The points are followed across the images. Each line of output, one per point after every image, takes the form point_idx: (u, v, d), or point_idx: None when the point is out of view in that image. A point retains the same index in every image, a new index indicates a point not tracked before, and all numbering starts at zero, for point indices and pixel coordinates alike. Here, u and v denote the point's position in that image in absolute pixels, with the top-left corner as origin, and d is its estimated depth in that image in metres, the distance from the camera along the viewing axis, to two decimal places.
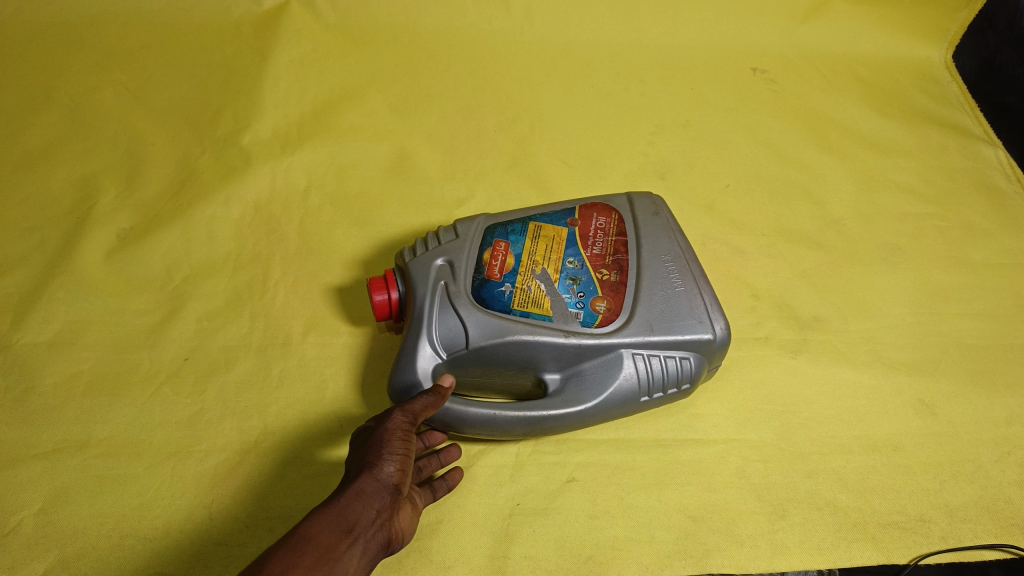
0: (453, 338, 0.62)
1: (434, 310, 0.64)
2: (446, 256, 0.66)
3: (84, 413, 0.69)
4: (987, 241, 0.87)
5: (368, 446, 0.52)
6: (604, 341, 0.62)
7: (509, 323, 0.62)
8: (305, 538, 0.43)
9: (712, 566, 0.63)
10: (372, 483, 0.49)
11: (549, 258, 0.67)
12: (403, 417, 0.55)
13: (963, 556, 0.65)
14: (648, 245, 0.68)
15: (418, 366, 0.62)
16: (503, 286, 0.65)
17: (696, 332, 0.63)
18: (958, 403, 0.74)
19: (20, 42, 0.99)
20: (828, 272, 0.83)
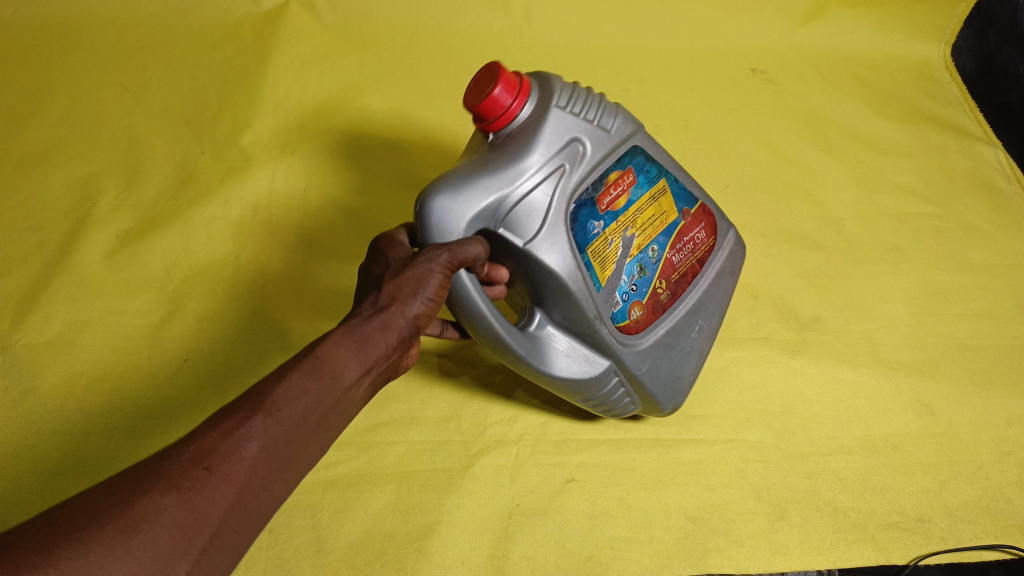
0: (529, 219, 0.55)
1: (537, 173, 0.55)
2: (587, 144, 0.57)
3: (83, 412, 0.69)
4: (987, 241, 0.87)
5: (402, 277, 0.52)
6: (610, 347, 0.61)
7: (576, 261, 0.57)
8: (318, 366, 0.46)
9: (711, 566, 0.63)
10: (393, 322, 0.51)
11: (645, 228, 0.62)
12: (446, 261, 0.52)
13: (963, 558, 0.64)
14: (702, 299, 0.66)
15: (484, 206, 0.54)
16: (597, 222, 0.58)
17: (667, 403, 0.65)
18: (958, 404, 0.74)
19: (20, 42, 0.99)
20: (828, 272, 0.83)
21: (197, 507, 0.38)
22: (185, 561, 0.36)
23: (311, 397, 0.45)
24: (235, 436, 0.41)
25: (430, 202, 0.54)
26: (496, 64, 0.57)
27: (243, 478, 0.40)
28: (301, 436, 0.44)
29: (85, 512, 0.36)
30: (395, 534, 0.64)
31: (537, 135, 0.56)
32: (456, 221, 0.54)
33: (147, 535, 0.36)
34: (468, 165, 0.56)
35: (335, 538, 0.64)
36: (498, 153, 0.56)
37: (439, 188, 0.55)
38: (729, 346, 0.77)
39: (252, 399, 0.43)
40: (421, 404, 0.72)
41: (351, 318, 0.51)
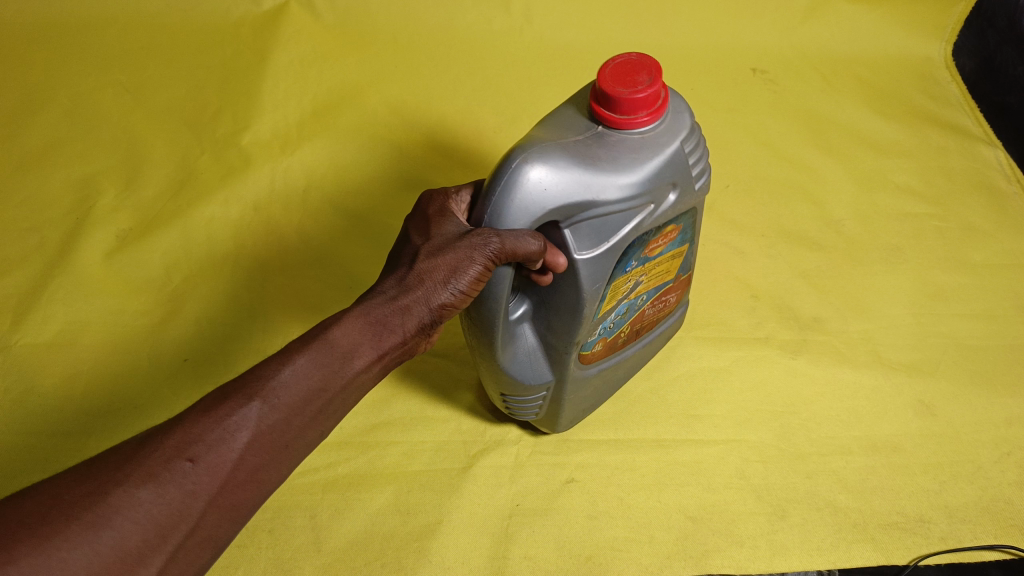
0: (597, 235, 0.53)
1: (632, 197, 0.52)
2: (674, 196, 0.55)
3: (82, 413, 0.69)
4: (987, 242, 0.87)
5: (436, 260, 0.50)
6: (566, 369, 0.60)
7: (601, 289, 0.55)
8: (325, 354, 0.47)
9: (712, 567, 0.63)
10: (413, 309, 0.50)
11: (652, 279, 0.61)
12: (490, 254, 0.49)
13: (962, 557, 0.64)
14: (642, 348, 0.69)
15: (572, 203, 0.50)
16: (633, 260, 0.57)
17: (564, 425, 0.68)
18: (958, 404, 0.74)
19: (20, 42, 0.99)
20: (828, 273, 0.83)
21: (175, 500, 0.41)
22: (158, 554, 0.40)
23: (311, 389, 0.46)
24: (226, 425, 0.43)
25: (529, 166, 0.49)
26: (658, 74, 0.52)
27: (227, 471, 0.43)
28: (295, 426, 0.46)
29: (63, 494, 0.40)
30: (395, 535, 0.64)
31: (653, 162, 0.52)
32: (541, 202, 0.50)
33: (119, 528, 0.39)
34: (577, 146, 0.51)
35: (334, 538, 0.64)
36: (608, 152, 0.52)
37: (542, 153, 0.50)
38: (729, 346, 0.77)
39: (249, 384, 0.45)
40: (422, 405, 0.72)
41: (374, 295, 0.51)
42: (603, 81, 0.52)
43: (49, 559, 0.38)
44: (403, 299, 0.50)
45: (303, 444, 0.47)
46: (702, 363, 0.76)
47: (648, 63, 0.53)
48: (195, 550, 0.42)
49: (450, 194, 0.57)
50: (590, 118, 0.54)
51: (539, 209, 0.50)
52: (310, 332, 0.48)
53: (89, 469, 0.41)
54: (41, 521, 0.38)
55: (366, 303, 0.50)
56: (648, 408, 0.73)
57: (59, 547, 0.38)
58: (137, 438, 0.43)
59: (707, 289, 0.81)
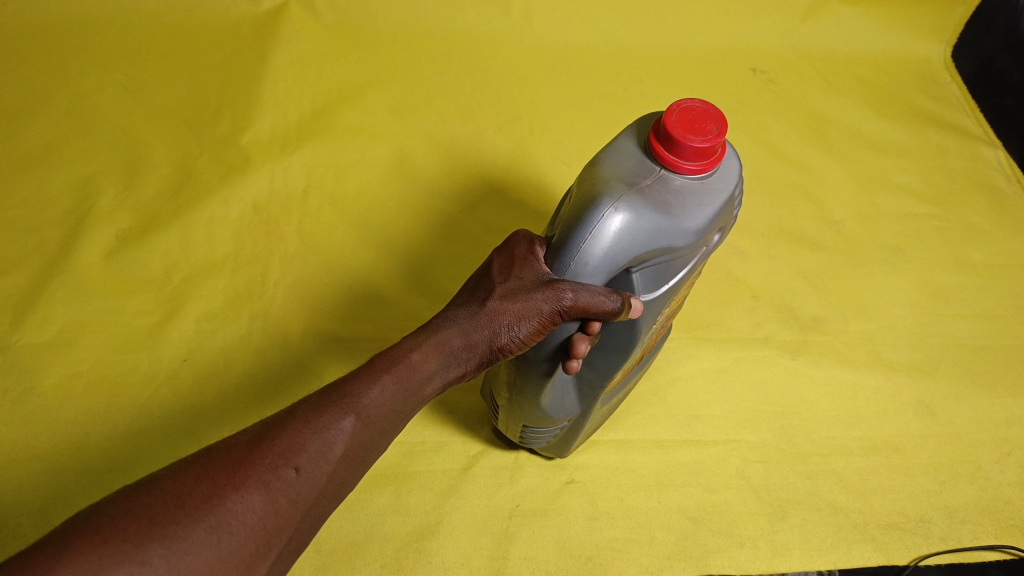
0: (660, 277, 0.50)
1: (701, 240, 0.49)
2: (721, 238, 0.54)
3: (82, 413, 0.69)
4: (987, 242, 0.87)
5: (509, 303, 0.49)
6: (596, 401, 0.59)
7: (648, 328, 0.54)
8: (404, 381, 0.47)
9: (712, 568, 0.63)
10: (481, 345, 0.50)
11: (674, 307, 0.59)
12: (561, 308, 0.47)
13: (963, 557, 0.64)
14: (638, 373, 0.67)
15: (649, 250, 0.47)
16: (675, 297, 0.55)
17: (571, 451, 0.67)
18: (958, 405, 0.74)
19: (19, 41, 0.99)
20: (828, 273, 0.83)
21: (281, 509, 0.40)
22: (265, 562, 0.39)
23: (389, 417, 0.46)
24: (325, 438, 0.43)
25: (613, 215, 0.45)
26: (721, 121, 0.48)
27: (321, 487, 0.42)
28: (376, 448, 0.45)
29: (185, 496, 0.38)
30: (395, 536, 0.64)
31: (723, 203, 0.49)
32: (623, 251, 0.46)
33: (235, 533, 0.38)
34: (652, 188, 0.47)
35: (333, 539, 0.63)
36: (679, 193, 0.48)
37: (624, 200, 0.46)
38: (730, 346, 0.77)
39: (343, 399, 0.44)
40: (421, 406, 0.71)
41: (446, 322, 0.50)
42: (664, 129, 0.47)
43: (175, 564, 0.36)
44: (477, 332, 0.49)
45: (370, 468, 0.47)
46: (702, 364, 0.75)
47: (713, 112, 0.49)
48: (283, 563, 0.42)
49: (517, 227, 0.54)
50: (649, 160, 0.49)
51: (619, 258, 0.47)
52: (387, 356, 0.48)
53: (204, 468, 0.39)
54: (170, 521, 0.36)
55: (442, 332, 0.49)
56: (647, 408, 0.72)
57: (189, 549, 0.36)
58: (239, 443, 0.41)
59: (707, 289, 0.81)
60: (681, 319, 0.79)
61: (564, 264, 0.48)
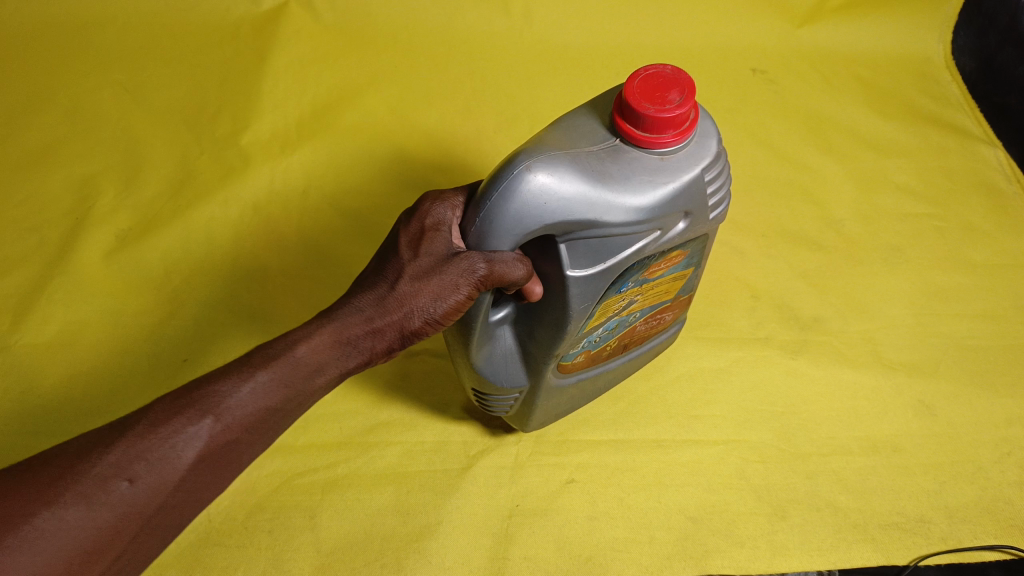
0: (594, 254, 0.51)
1: (638, 221, 0.50)
2: (687, 225, 0.54)
3: (83, 414, 0.69)
4: (987, 242, 0.87)
5: (419, 286, 0.50)
6: (540, 375, 0.60)
7: (591, 304, 0.54)
8: (287, 377, 0.48)
9: (712, 567, 0.63)
10: (386, 333, 0.50)
11: (647, 297, 0.60)
12: (478, 280, 0.50)
13: (963, 557, 0.64)
14: (626, 362, 0.69)
15: (575, 216, 0.48)
16: (631, 282, 0.56)
17: (533, 425, 0.67)
18: (958, 405, 0.74)
19: (20, 42, 0.99)
20: (828, 273, 0.83)
21: (121, 513, 0.43)
22: (99, 563, 0.43)
23: (266, 414, 0.47)
24: (175, 441, 0.45)
25: (540, 171, 0.47)
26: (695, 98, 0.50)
27: (170, 488, 0.44)
28: (246, 443, 0.48)
29: (14, 505, 0.41)
30: (395, 535, 0.64)
31: (666, 189, 0.50)
32: (543, 209, 0.48)
33: (60, 537, 0.41)
34: (593, 158, 0.50)
35: (334, 539, 0.64)
36: (625, 167, 0.50)
37: (554, 158, 0.48)
38: (729, 346, 0.77)
39: (211, 395, 0.46)
40: (421, 405, 0.71)
41: (352, 306, 0.51)
42: (630, 110, 0.49)
43: None
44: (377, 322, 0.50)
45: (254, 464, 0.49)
46: (702, 364, 0.75)
47: (687, 86, 0.50)
48: (128, 560, 0.45)
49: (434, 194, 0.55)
50: (621, 139, 0.51)
51: (538, 217, 0.48)
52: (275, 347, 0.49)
53: (39, 473, 0.43)
54: None
55: (339, 321, 0.50)
56: (646, 407, 0.72)
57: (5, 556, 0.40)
58: (85, 446, 0.44)
59: (707, 289, 0.81)
60: None
61: (481, 218, 0.49)
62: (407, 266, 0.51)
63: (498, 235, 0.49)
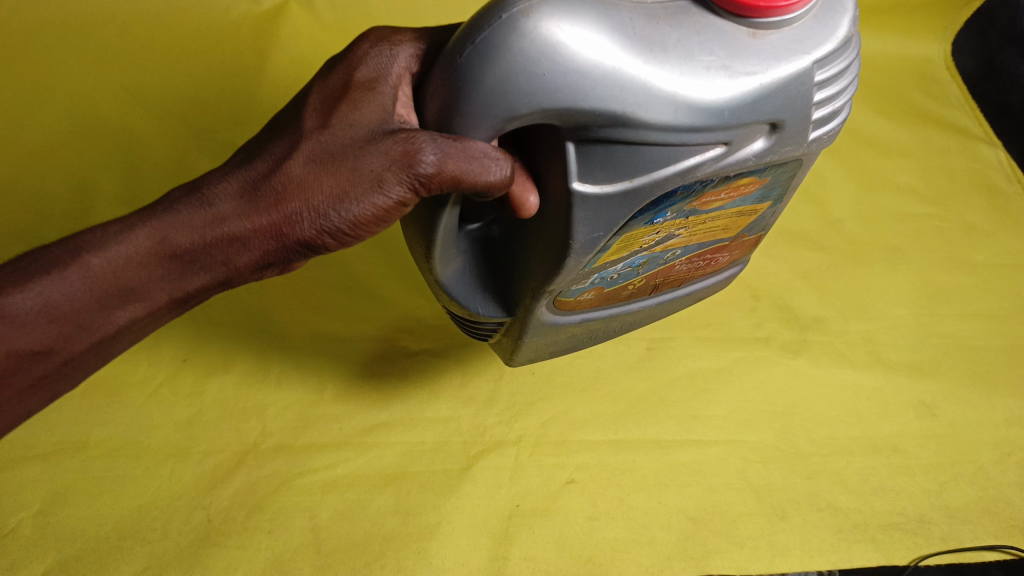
0: (614, 167, 0.45)
1: (689, 126, 0.44)
2: (757, 146, 0.49)
3: (83, 414, 0.69)
4: (987, 242, 0.87)
5: (316, 178, 0.44)
6: (523, 305, 0.56)
7: (603, 236, 0.49)
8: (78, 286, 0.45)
9: (712, 567, 0.63)
10: (255, 240, 0.44)
11: (694, 234, 0.56)
12: (410, 178, 0.43)
13: (963, 557, 0.65)
14: (656, 305, 0.64)
15: (593, 100, 0.42)
16: (668, 213, 0.51)
17: (518, 362, 0.64)
18: (958, 405, 0.74)
19: (19, 40, 0.99)
20: (828, 274, 0.83)
21: None
22: None
23: (79, 315, 0.45)
24: None
25: (557, 22, 0.40)
26: None
27: None
28: (58, 352, 0.46)
29: None
30: (394, 536, 0.64)
31: (738, 91, 0.44)
32: (547, 80, 0.41)
33: None
34: (643, 23, 0.43)
35: (333, 539, 0.64)
36: (687, 42, 0.43)
37: (580, 8, 0.41)
38: (730, 346, 0.76)
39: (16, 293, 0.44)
40: (420, 406, 0.71)
41: (219, 191, 0.45)
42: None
43: None
44: (219, 226, 0.44)
45: (50, 390, 0.48)
46: (702, 364, 0.75)
47: None
48: None
49: (383, 48, 0.48)
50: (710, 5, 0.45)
51: (537, 91, 0.41)
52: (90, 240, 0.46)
53: None
54: None
55: (183, 213, 0.45)
56: (648, 408, 0.72)
57: None
58: None
59: None
60: (681, 317, 0.78)
61: (450, 77, 0.42)
62: (301, 146, 0.45)
63: (479, 117, 0.43)
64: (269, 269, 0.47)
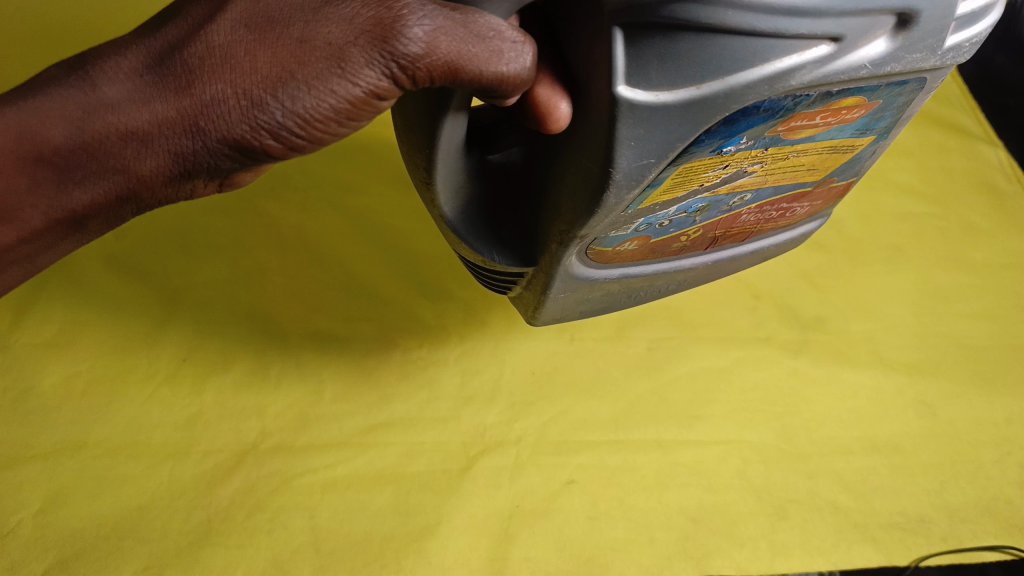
0: (677, 68, 0.40)
1: (788, 9, 0.39)
2: (869, 58, 0.44)
3: (82, 414, 0.69)
4: (988, 241, 0.87)
5: (239, 51, 0.38)
6: (547, 247, 0.54)
7: (654, 161, 0.44)
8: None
9: (712, 568, 0.63)
10: (161, 128, 0.39)
11: (770, 174, 0.53)
12: (384, 54, 0.39)
13: (963, 556, 0.65)
14: (710, 260, 0.64)
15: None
16: (742, 143, 0.47)
17: (542, 319, 0.62)
18: (958, 405, 0.74)
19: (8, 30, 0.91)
20: (830, 273, 0.82)
21: None
22: None
23: None
24: None
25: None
26: None
27: None
28: None
29: None
30: (394, 536, 0.64)
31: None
32: None
33: None
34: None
35: (334, 539, 0.64)
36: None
37: None
38: (730, 345, 0.76)
39: None
40: (420, 405, 0.71)
41: (115, 68, 0.39)
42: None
43: None
44: (121, 111, 0.39)
45: None
46: (702, 364, 0.74)
47: None
48: None
49: None
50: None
51: None
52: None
53: None
54: None
55: (64, 95, 0.39)
56: (648, 408, 0.72)
57: None
58: None
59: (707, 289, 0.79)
60: (681, 317, 0.77)
61: None
62: (226, 11, 0.39)
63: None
64: (188, 176, 0.41)
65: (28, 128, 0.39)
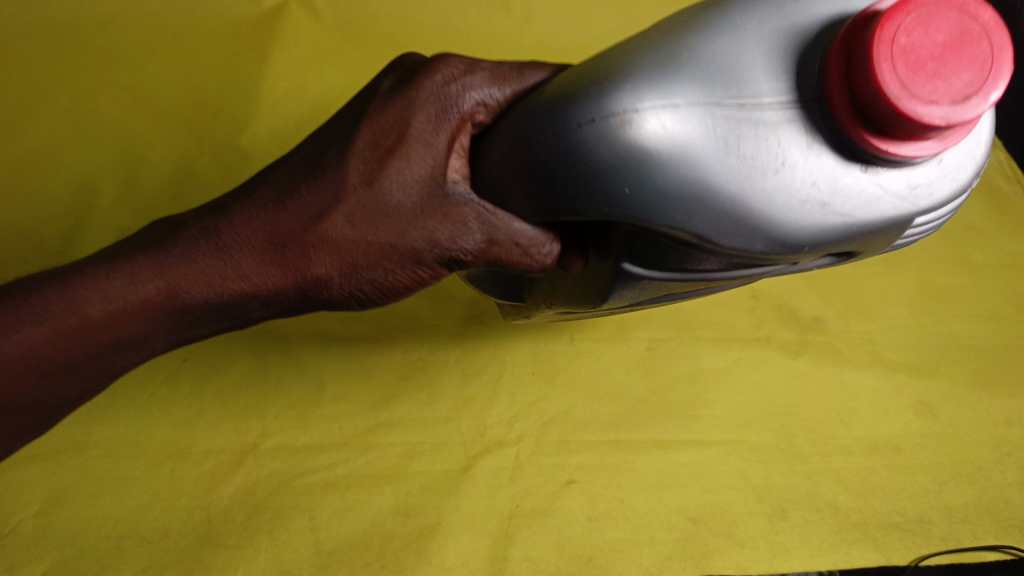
0: (666, 259, 0.44)
1: (762, 252, 0.41)
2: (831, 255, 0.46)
3: (82, 414, 0.69)
4: (987, 241, 0.85)
5: (350, 249, 0.42)
6: (535, 303, 0.60)
7: (631, 296, 0.50)
8: (78, 334, 0.44)
9: (712, 567, 0.64)
10: (280, 302, 0.44)
11: (735, 283, 0.56)
12: (459, 256, 0.44)
13: (962, 556, 0.66)
14: (677, 299, 0.64)
15: (667, 220, 0.39)
16: (714, 283, 0.51)
17: (514, 313, 0.69)
18: (957, 404, 0.74)
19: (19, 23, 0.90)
20: (832, 272, 0.81)
21: None
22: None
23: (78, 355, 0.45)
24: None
25: (654, 120, 0.37)
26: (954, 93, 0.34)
27: None
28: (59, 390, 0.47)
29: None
30: (394, 536, 0.64)
31: (828, 228, 0.40)
32: (613, 191, 0.39)
33: None
34: (751, 138, 0.38)
35: (333, 540, 0.64)
36: (798, 156, 0.38)
37: (684, 112, 0.37)
38: (731, 345, 0.76)
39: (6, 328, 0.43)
40: (420, 403, 0.71)
41: (242, 244, 0.43)
42: (875, 107, 0.35)
43: None
44: (248, 283, 0.43)
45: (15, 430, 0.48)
46: (702, 364, 0.74)
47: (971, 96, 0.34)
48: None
49: (450, 77, 0.45)
50: (842, 138, 0.38)
51: (605, 199, 0.39)
52: (96, 287, 0.44)
53: None
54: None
55: (198, 263, 0.43)
56: (648, 409, 0.72)
57: None
58: None
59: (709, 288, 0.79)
60: (681, 317, 0.77)
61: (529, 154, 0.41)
62: (341, 205, 0.42)
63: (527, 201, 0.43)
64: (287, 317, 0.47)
65: (171, 291, 0.43)
